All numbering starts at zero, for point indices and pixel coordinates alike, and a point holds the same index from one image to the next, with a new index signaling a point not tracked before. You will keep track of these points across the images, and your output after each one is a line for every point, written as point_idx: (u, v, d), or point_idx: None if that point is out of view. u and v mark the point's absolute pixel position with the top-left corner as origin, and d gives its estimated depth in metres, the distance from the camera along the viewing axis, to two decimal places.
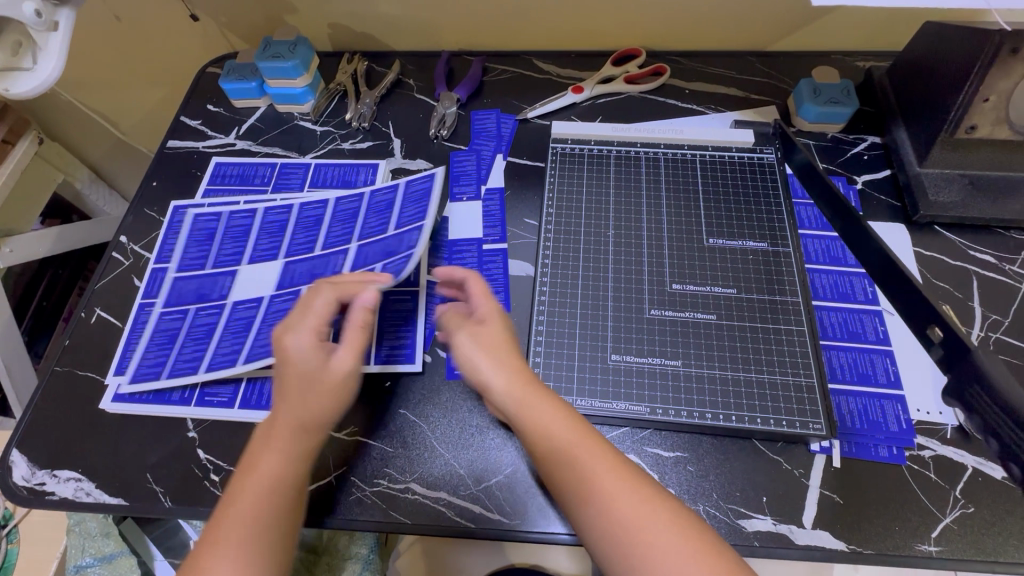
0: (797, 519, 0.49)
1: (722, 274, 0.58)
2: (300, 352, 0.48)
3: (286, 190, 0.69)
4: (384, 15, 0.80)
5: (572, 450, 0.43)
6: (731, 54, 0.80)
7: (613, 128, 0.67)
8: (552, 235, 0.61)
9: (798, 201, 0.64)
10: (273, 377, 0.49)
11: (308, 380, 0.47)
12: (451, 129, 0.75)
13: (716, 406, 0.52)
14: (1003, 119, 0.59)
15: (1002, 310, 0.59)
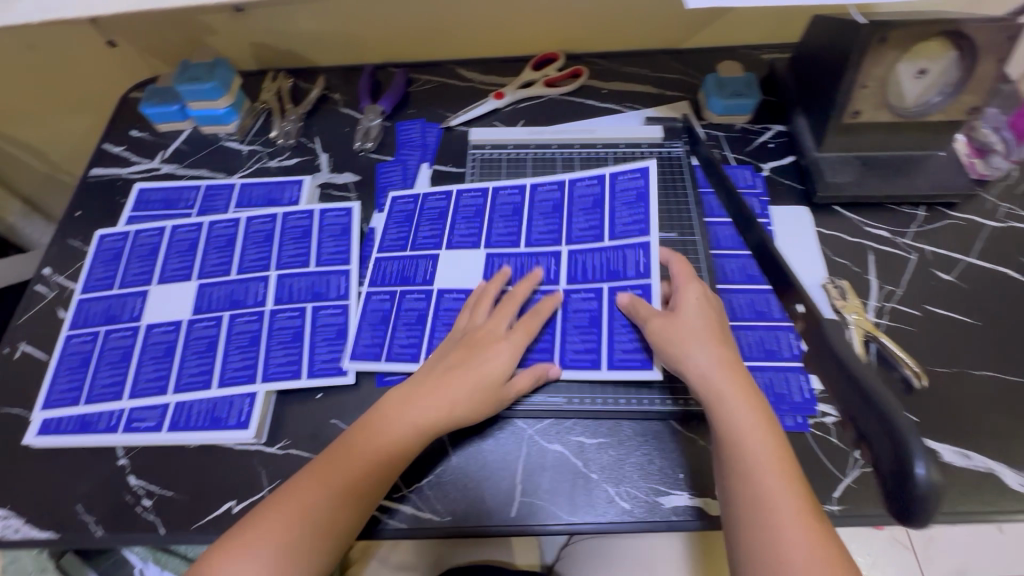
0: (711, 492, 0.52)
1: None
2: (504, 367, 0.53)
3: (212, 212, 0.69)
4: (305, 32, 0.81)
5: (763, 471, 0.44)
6: (645, 53, 0.83)
7: (528, 132, 0.71)
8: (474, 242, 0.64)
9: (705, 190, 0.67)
10: (458, 364, 0.54)
11: (490, 396, 0.52)
12: (377, 141, 0.77)
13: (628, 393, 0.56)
14: (883, 103, 0.63)
15: (896, 281, 0.63)
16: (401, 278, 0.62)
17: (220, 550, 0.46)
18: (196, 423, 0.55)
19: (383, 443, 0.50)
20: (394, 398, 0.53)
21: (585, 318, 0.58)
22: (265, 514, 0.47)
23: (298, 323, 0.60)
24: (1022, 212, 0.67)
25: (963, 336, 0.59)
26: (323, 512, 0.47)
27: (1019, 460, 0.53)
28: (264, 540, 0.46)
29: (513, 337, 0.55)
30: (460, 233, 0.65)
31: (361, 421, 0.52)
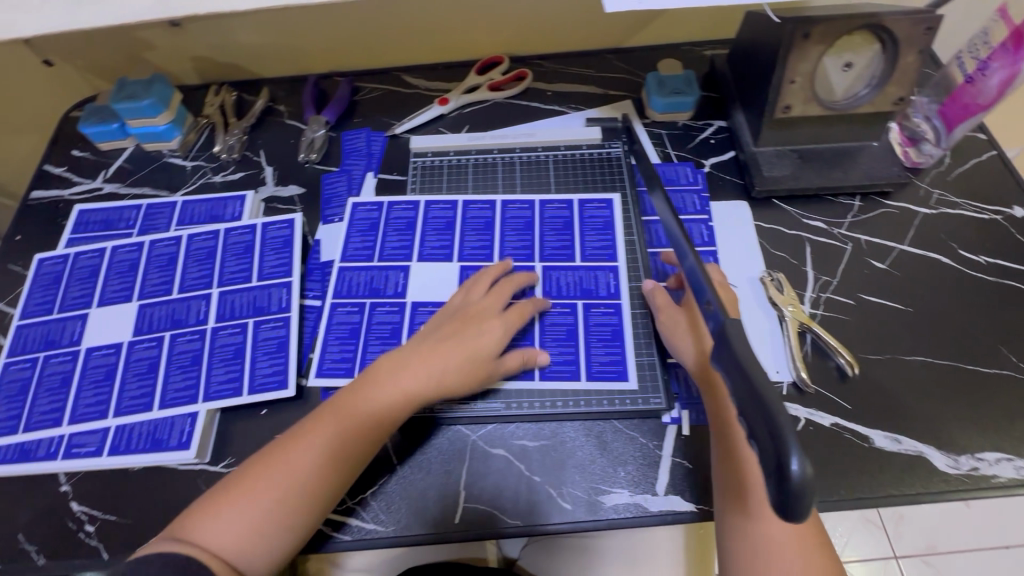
0: (651, 488, 0.53)
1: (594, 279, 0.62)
2: (497, 343, 0.56)
3: (153, 231, 0.68)
4: (245, 44, 0.80)
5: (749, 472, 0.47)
6: (589, 52, 0.84)
7: (469, 138, 0.73)
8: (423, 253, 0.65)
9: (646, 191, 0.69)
10: (450, 330, 0.56)
11: (481, 369, 0.55)
12: (321, 152, 0.76)
13: (568, 395, 0.57)
14: (811, 97, 0.64)
15: (832, 271, 0.64)
16: (370, 290, 0.63)
17: (211, 501, 0.47)
18: (137, 445, 0.55)
19: (379, 406, 0.52)
20: (387, 362, 0.54)
21: (562, 331, 0.59)
22: (257, 467, 0.49)
23: (239, 340, 0.60)
24: (954, 198, 0.69)
25: (895, 323, 0.61)
26: (314, 471, 0.48)
27: (947, 442, 0.54)
28: (254, 494, 0.47)
29: (507, 316, 0.57)
30: (391, 245, 0.66)
31: (353, 383, 0.53)
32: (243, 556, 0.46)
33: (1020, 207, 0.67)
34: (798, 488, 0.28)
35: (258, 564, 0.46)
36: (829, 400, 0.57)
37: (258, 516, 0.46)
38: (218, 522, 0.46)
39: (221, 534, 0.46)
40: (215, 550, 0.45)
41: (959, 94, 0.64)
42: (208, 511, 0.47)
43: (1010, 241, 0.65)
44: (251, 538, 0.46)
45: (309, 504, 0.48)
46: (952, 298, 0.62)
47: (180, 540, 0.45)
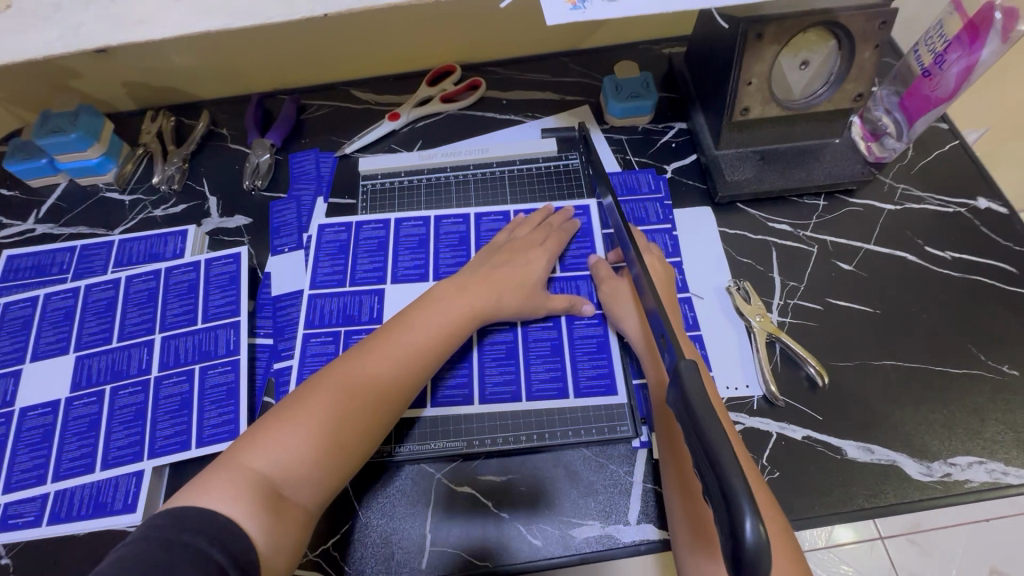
0: (623, 517, 0.51)
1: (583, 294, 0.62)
2: (541, 269, 0.60)
3: (89, 274, 0.64)
4: (179, 66, 0.75)
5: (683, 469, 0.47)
6: (544, 57, 0.81)
7: (421, 156, 0.70)
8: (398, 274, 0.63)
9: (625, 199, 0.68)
10: (499, 260, 0.60)
11: (531, 294, 0.59)
12: (267, 178, 0.72)
13: (548, 417, 0.56)
14: (769, 98, 0.61)
15: (799, 276, 0.63)
16: (344, 317, 0.61)
17: (264, 426, 0.46)
18: (79, 511, 0.51)
19: (442, 324, 0.54)
20: (445, 289, 0.58)
21: (547, 346, 0.59)
22: (317, 386, 0.48)
23: (186, 389, 0.57)
24: (918, 191, 0.67)
25: (864, 327, 0.59)
26: (380, 387, 0.49)
27: (919, 449, 0.53)
28: (313, 417, 0.46)
29: (548, 246, 0.62)
30: (363, 268, 0.64)
31: (408, 309, 0.56)
32: (310, 462, 0.45)
33: (983, 198, 0.67)
34: (752, 554, 0.27)
35: (309, 494, 0.45)
36: (801, 412, 0.55)
37: (318, 437, 0.45)
38: (273, 445, 0.44)
39: (276, 459, 0.44)
40: (268, 477, 0.43)
41: (917, 88, 0.63)
42: (261, 435, 0.45)
43: (975, 235, 0.64)
44: (308, 460, 0.45)
45: (369, 424, 0.48)
46: (919, 297, 0.61)
47: (227, 474, 0.42)
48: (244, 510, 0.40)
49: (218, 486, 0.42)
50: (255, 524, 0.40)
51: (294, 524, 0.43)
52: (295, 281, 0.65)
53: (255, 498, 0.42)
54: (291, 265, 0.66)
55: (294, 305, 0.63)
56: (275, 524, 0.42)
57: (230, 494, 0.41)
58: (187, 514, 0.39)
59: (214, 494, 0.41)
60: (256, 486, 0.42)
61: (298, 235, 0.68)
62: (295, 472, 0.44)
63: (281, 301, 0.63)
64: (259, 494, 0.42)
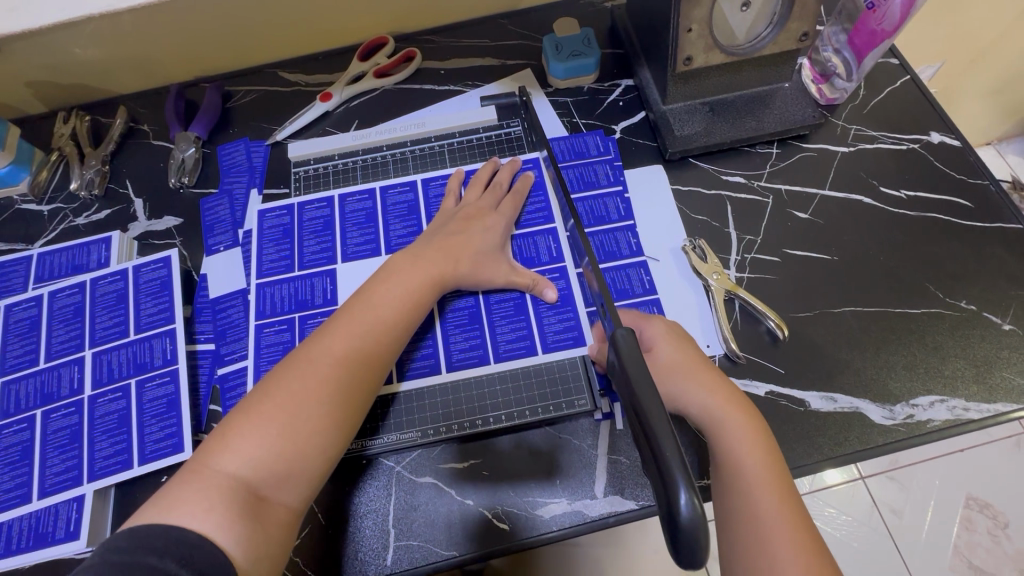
0: (589, 492, 0.50)
1: (545, 249, 0.60)
2: (500, 235, 0.58)
3: (8, 293, 0.60)
4: (86, 60, 0.69)
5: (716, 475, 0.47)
6: (481, 21, 0.76)
7: (355, 136, 0.66)
8: (342, 261, 0.60)
9: (577, 163, 0.65)
10: (452, 224, 0.57)
11: (487, 255, 0.56)
12: (195, 174, 0.68)
13: (513, 388, 0.54)
14: (712, 45, 0.58)
15: (755, 229, 0.61)
16: (297, 303, 0.58)
17: (232, 425, 0.42)
18: (19, 544, 0.48)
19: (406, 296, 0.51)
20: (400, 261, 0.54)
21: (511, 305, 0.57)
22: (282, 377, 0.45)
23: (123, 406, 0.54)
24: (871, 131, 0.66)
25: (822, 276, 0.58)
26: (352, 370, 0.46)
27: (882, 393, 0.53)
28: (286, 409, 0.43)
29: (503, 209, 0.59)
30: (311, 250, 0.61)
31: (365, 284, 0.52)
32: (287, 455, 0.42)
33: (936, 132, 0.65)
34: (689, 526, 0.28)
35: (290, 493, 0.42)
36: (763, 366, 0.54)
37: (293, 430, 0.42)
38: (243, 446, 0.41)
39: (251, 458, 0.41)
40: (243, 480, 0.40)
41: (864, 22, 0.60)
42: (232, 435, 0.42)
43: (930, 171, 0.63)
44: (286, 456, 0.42)
45: (343, 411, 0.45)
46: (878, 240, 0.59)
47: (197, 484, 0.39)
48: (217, 524, 0.37)
49: (191, 500, 0.38)
50: (232, 540, 0.38)
51: (275, 527, 0.41)
52: (232, 281, 0.61)
53: (231, 508, 0.39)
54: (228, 264, 0.62)
55: (234, 305, 0.59)
56: (257, 531, 0.39)
57: (201, 510, 0.38)
58: (153, 534, 0.36)
59: (184, 510, 0.38)
60: (229, 492, 0.39)
61: (233, 232, 0.64)
62: (271, 470, 0.41)
63: (220, 302, 0.60)
64: (236, 502, 0.39)
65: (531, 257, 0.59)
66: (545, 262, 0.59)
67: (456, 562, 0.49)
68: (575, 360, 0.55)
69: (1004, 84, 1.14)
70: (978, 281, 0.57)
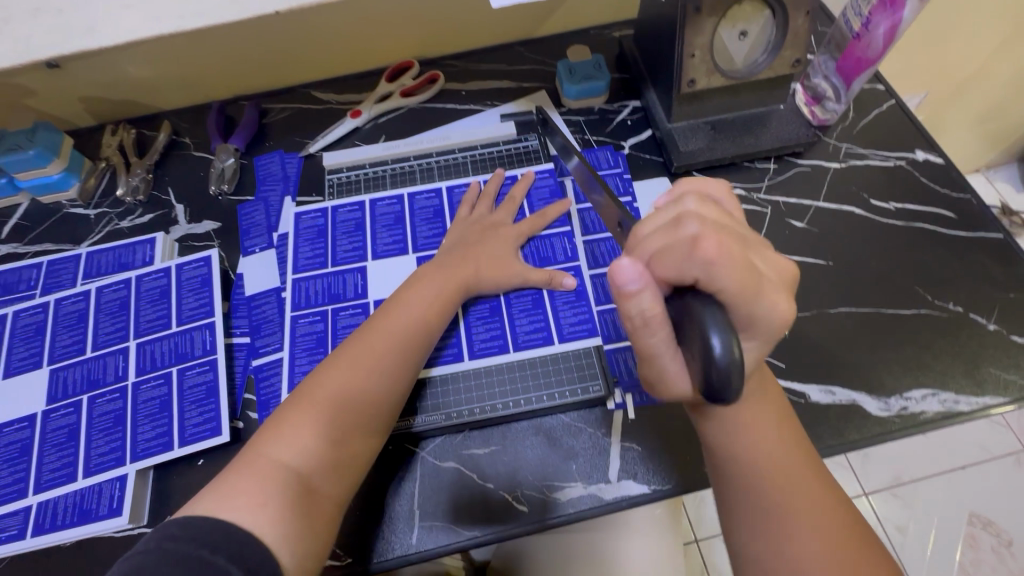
0: (603, 476, 0.53)
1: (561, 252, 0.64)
2: (513, 242, 0.63)
3: (57, 288, 0.64)
4: (136, 78, 0.75)
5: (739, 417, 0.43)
6: (499, 47, 0.83)
7: (384, 148, 0.72)
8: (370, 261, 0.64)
9: None
10: (473, 237, 0.63)
11: (505, 261, 0.61)
12: (233, 182, 0.73)
13: (535, 381, 0.57)
14: (713, 69, 0.64)
15: (755, 236, 0.66)
16: (330, 296, 0.62)
17: (284, 416, 0.47)
18: (64, 520, 0.51)
19: (432, 300, 0.56)
20: (426, 270, 0.59)
21: (529, 300, 0.61)
22: (327, 375, 0.49)
23: (164, 392, 0.57)
24: (860, 149, 0.71)
25: (818, 279, 0.62)
26: (388, 371, 0.51)
27: (877, 387, 0.56)
28: (330, 406, 0.48)
29: (520, 222, 0.65)
30: (344, 250, 0.65)
31: (399, 290, 0.57)
32: (332, 447, 0.46)
33: (921, 150, 0.71)
34: (722, 364, 0.30)
35: (334, 485, 0.46)
36: (766, 361, 0.58)
37: (337, 425, 0.47)
38: (295, 437, 0.46)
39: (301, 451, 0.45)
40: (296, 469, 0.44)
41: (851, 50, 0.66)
42: (282, 427, 0.46)
43: (916, 185, 0.68)
44: (331, 449, 0.46)
45: (379, 405, 0.49)
46: (870, 248, 0.64)
47: (253, 473, 0.43)
48: (267, 521, 0.41)
49: (245, 491, 0.42)
50: (281, 532, 0.41)
51: (324, 516, 0.45)
52: (266, 280, 0.65)
53: (281, 506, 0.42)
54: (263, 264, 0.66)
55: (268, 302, 0.63)
56: (305, 520, 0.43)
57: (255, 503, 0.41)
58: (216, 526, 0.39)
59: (238, 500, 0.41)
60: (280, 479, 0.43)
61: (268, 235, 0.68)
62: (318, 462, 0.46)
63: (255, 299, 0.64)
64: (286, 495, 0.43)
65: (549, 258, 0.64)
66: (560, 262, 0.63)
67: (480, 545, 0.52)
68: (590, 352, 0.58)
69: (987, 112, 1.21)
70: (963, 285, 0.61)
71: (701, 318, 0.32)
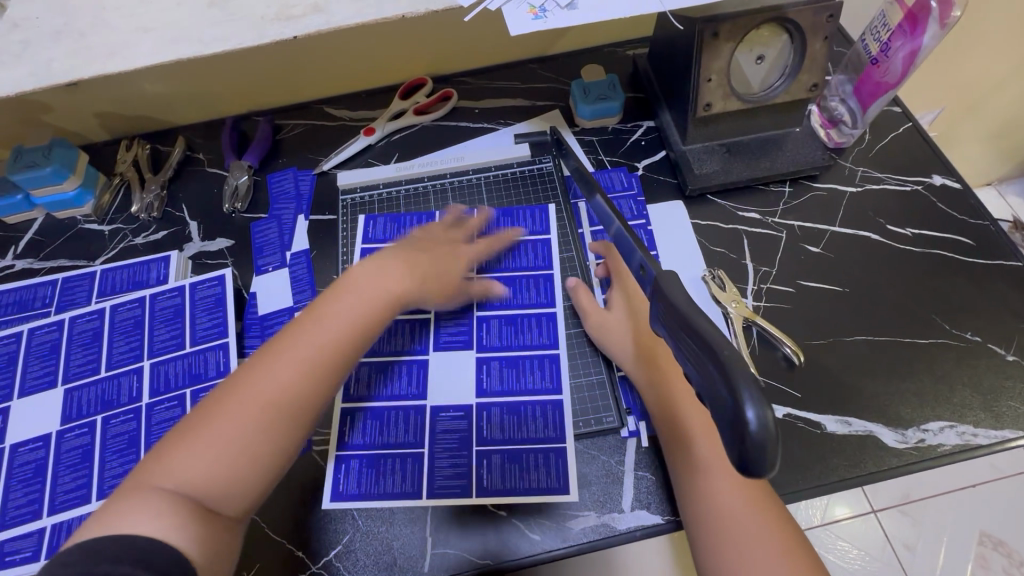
0: (617, 506, 0.53)
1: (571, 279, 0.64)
2: (465, 264, 0.61)
3: (72, 306, 0.64)
4: (152, 94, 0.76)
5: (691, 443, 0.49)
6: (513, 64, 0.83)
7: (397, 168, 0.72)
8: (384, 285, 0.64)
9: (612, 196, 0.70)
10: (408, 244, 0.59)
11: (444, 280, 0.59)
12: (247, 200, 0.73)
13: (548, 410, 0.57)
14: (729, 93, 0.64)
15: (770, 261, 0.65)
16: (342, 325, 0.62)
17: (179, 437, 0.43)
18: None
19: (358, 306, 0.51)
20: (365, 268, 0.55)
21: (535, 323, 0.62)
22: (230, 390, 0.45)
23: (178, 414, 0.57)
24: (877, 173, 0.71)
25: (834, 306, 0.62)
26: (298, 390, 0.46)
27: (894, 418, 0.56)
28: (226, 424, 0.43)
29: (474, 245, 0.63)
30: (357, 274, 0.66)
31: (325, 293, 0.53)
32: (229, 469, 0.42)
33: (938, 175, 0.70)
34: (758, 441, 0.27)
35: (231, 503, 0.42)
36: (781, 389, 0.58)
37: (236, 447, 0.43)
38: (186, 459, 0.42)
39: (191, 474, 0.41)
40: (189, 494, 0.41)
41: (868, 75, 0.65)
42: (176, 448, 0.42)
43: (934, 211, 0.67)
44: (223, 470, 0.42)
45: (282, 423, 0.45)
46: (886, 275, 0.63)
47: (143, 497, 0.40)
48: (170, 532, 0.38)
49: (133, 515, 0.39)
50: (186, 540, 0.38)
51: (224, 533, 0.42)
52: (279, 300, 0.66)
53: (180, 516, 0.39)
54: (276, 284, 0.67)
55: (281, 323, 0.64)
56: (202, 541, 0.39)
57: (154, 518, 0.38)
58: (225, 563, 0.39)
59: (128, 518, 0.38)
60: (172, 501, 0.40)
61: (281, 254, 0.69)
62: (212, 485, 0.42)
63: (268, 319, 0.64)
64: (184, 511, 0.40)
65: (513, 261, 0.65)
66: (531, 267, 0.65)
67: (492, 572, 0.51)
68: (602, 381, 0.58)
69: (1002, 128, 1.20)
70: (982, 314, 0.60)
71: (735, 371, 0.28)
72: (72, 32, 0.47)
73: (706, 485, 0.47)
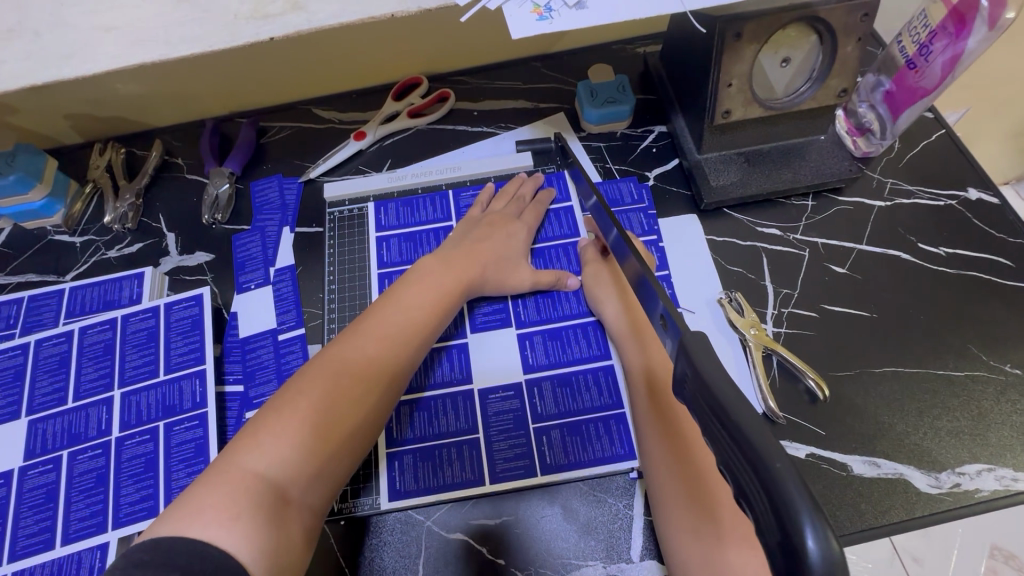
0: (625, 556, 0.49)
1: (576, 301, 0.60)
2: (521, 243, 0.62)
3: (38, 327, 0.60)
4: (126, 95, 0.70)
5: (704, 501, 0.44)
6: (514, 62, 0.77)
7: (390, 179, 0.68)
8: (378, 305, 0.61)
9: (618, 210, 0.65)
10: (472, 234, 0.60)
11: (512, 265, 0.60)
12: (229, 211, 0.68)
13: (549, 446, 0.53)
14: (751, 99, 0.58)
15: (791, 282, 0.60)
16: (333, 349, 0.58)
17: (262, 421, 0.42)
18: None
19: (432, 291, 0.54)
20: (430, 263, 0.57)
21: (538, 348, 0.58)
22: (311, 372, 0.45)
23: (150, 449, 0.53)
24: (906, 185, 0.65)
25: (861, 333, 0.57)
26: (381, 368, 0.47)
27: (927, 459, 0.51)
28: (314, 402, 0.43)
29: (526, 218, 0.63)
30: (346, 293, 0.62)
31: (396, 283, 0.55)
32: (319, 448, 0.42)
33: (974, 188, 0.65)
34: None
35: (312, 494, 0.41)
36: (803, 426, 0.53)
37: (323, 427, 0.43)
38: (274, 444, 0.41)
39: (278, 458, 0.40)
40: (273, 481, 0.39)
41: (902, 79, 0.60)
42: (260, 431, 0.41)
43: (969, 228, 0.62)
44: (309, 454, 0.41)
45: (369, 398, 0.46)
46: (917, 299, 0.59)
47: (226, 484, 0.38)
48: (243, 538, 0.36)
49: (216, 504, 0.37)
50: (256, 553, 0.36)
51: (300, 531, 0.40)
52: (263, 321, 0.61)
53: (257, 515, 0.37)
54: (258, 303, 0.62)
55: (264, 346, 0.59)
56: (279, 542, 0.37)
57: (228, 519, 0.36)
58: None
59: (204, 518, 0.36)
60: (254, 493, 0.38)
61: (265, 270, 0.64)
62: (298, 470, 0.41)
63: (250, 342, 0.60)
64: (263, 505, 0.38)
65: (539, 233, 0.65)
66: (558, 236, 0.65)
67: None
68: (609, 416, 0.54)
69: None
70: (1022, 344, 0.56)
71: (784, 493, 0.23)
72: (25, 32, 0.41)
73: (717, 553, 0.42)
